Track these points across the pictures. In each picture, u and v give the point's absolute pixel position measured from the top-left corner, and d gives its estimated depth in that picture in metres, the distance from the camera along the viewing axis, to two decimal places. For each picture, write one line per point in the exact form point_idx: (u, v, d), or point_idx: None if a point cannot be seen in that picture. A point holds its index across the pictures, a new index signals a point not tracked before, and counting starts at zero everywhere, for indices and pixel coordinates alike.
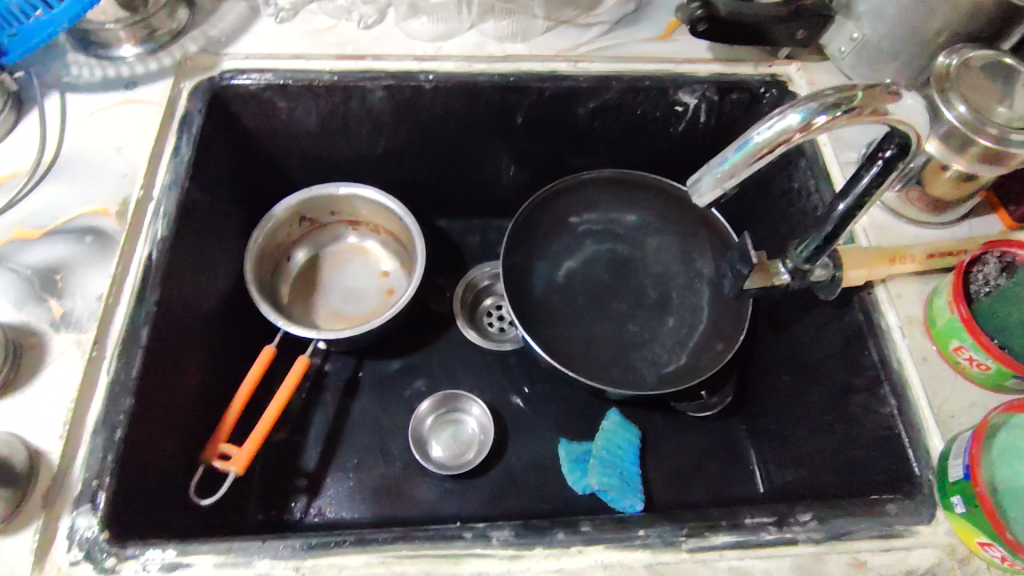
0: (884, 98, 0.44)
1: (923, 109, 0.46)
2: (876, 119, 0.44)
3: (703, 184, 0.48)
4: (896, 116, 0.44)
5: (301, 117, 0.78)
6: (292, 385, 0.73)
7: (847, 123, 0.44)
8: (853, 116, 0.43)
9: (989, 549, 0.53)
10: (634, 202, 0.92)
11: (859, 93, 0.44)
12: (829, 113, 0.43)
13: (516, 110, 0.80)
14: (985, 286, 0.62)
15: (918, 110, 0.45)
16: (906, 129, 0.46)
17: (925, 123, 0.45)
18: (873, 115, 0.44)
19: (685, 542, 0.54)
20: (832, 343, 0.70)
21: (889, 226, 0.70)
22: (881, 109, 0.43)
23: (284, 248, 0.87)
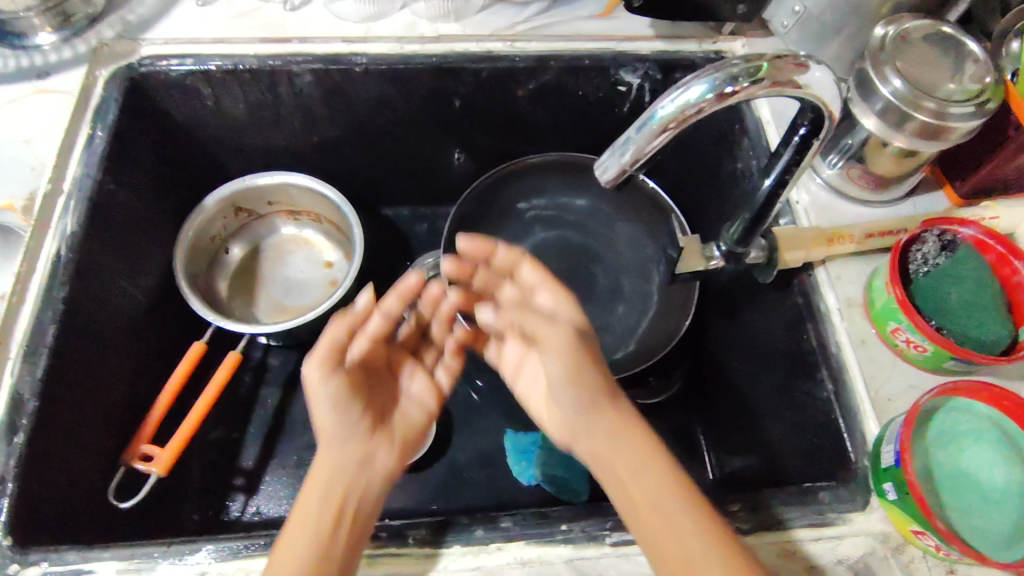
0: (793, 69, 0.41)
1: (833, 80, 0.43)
2: (784, 90, 0.42)
3: (610, 163, 0.45)
4: (804, 87, 0.42)
5: (228, 103, 0.76)
6: (221, 381, 0.71)
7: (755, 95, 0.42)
8: (759, 88, 0.41)
9: (922, 537, 0.51)
10: (582, 186, 0.89)
11: (766, 63, 0.41)
12: (734, 84, 0.40)
13: (452, 93, 0.78)
14: (924, 266, 0.60)
15: (827, 82, 0.43)
16: (818, 101, 0.43)
17: (835, 96, 0.43)
18: (780, 86, 0.42)
19: (608, 537, 0.52)
20: (773, 327, 0.68)
21: (831, 206, 0.68)
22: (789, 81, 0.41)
23: (220, 241, 0.85)
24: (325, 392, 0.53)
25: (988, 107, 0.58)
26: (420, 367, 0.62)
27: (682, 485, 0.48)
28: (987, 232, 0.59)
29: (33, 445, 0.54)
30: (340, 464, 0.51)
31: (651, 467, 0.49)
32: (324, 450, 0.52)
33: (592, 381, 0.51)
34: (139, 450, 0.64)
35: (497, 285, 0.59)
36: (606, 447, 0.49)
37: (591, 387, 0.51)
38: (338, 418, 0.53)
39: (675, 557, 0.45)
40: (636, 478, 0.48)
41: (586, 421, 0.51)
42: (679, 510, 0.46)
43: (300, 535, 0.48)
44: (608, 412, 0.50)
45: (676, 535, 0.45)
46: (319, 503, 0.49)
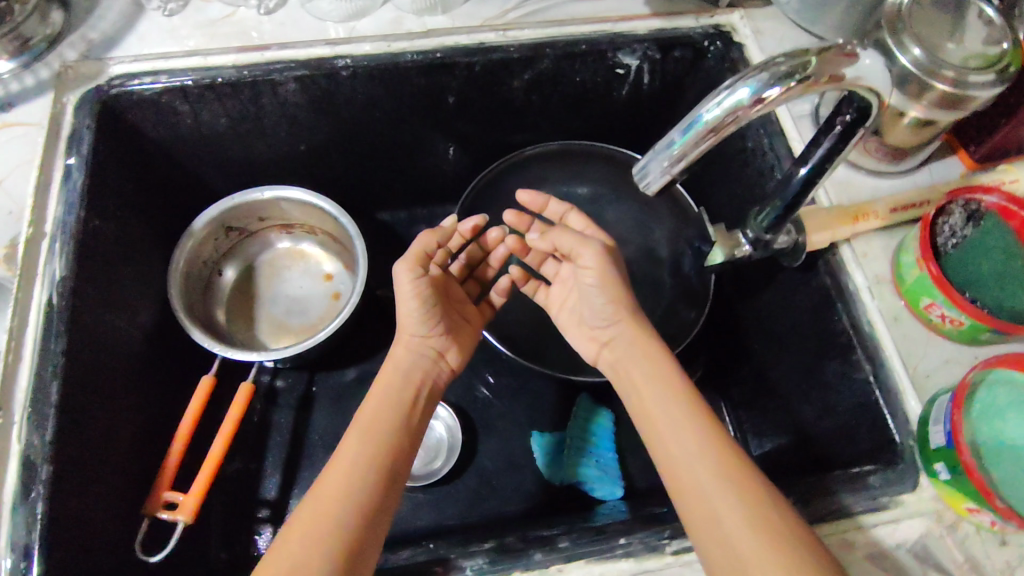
0: (843, 60, 0.39)
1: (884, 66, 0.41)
2: (834, 84, 0.39)
3: (652, 168, 0.43)
4: (855, 79, 0.39)
5: (209, 119, 0.71)
6: (236, 416, 0.67)
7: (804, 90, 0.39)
8: (808, 85, 0.38)
9: (977, 515, 0.51)
10: (583, 174, 0.87)
11: (815, 56, 0.38)
12: (781, 85, 0.37)
13: (446, 89, 0.74)
14: (952, 238, 0.59)
15: (878, 70, 0.40)
16: (868, 89, 0.41)
17: (886, 84, 0.41)
18: (830, 80, 0.39)
19: (668, 545, 0.51)
20: (799, 308, 0.68)
21: (849, 181, 0.67)
22: (840, 74, 0.38)
23: (212, 264, 0.80)
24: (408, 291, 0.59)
25: (1009, 72, 0.56)
26: (471, 306, 0.68)
27: (728, 445, 0.49)
28: (1013, 198, 0.56)
29: (54, 514, 0.51)
30: (385, 438, 0.53)
31: (698, 422, 0.50)
32: (373, 424, 0.54)
33: (640, 340, 0.58)
34: (161, 499, 0.61)
35: (554, 270, 0.68)
36: (655, 393, 0.54)
37: (639, 343, 0.58)
38: (390, 402, 0.56)
39: (695, 499, 0.47)
40: (684, 435, 0.50)
41: (643, 377, 0.56)
42: (714, 465, 0.47)
43: (333, 492, 0.48)
44: (660, 360, 0.56)
45: (704, 479, 0.47)
46: (353, 472, 0.50)
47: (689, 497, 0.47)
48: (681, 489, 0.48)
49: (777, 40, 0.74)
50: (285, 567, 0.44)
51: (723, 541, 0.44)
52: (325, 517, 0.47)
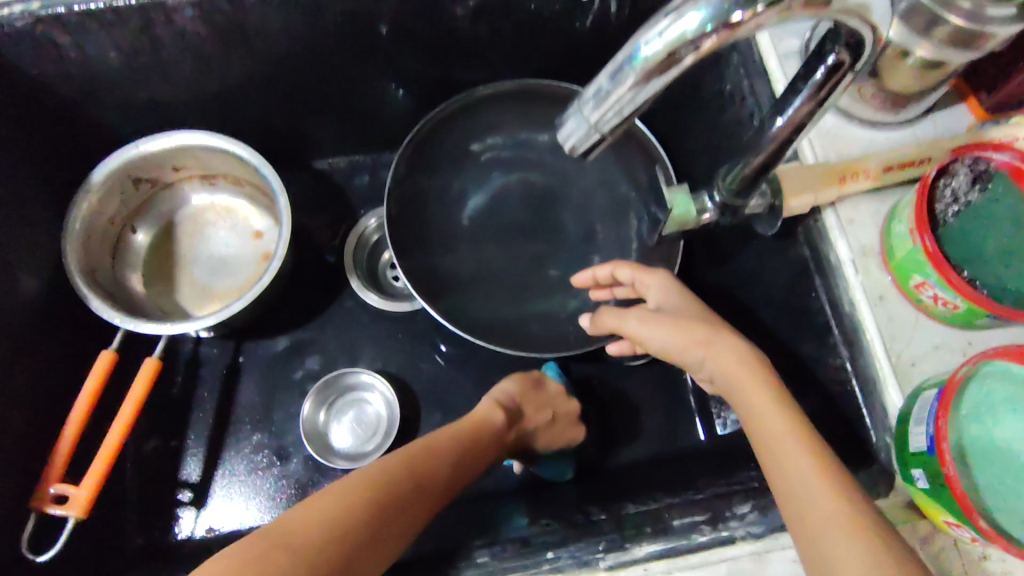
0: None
1: None
2: (812, 12, 0.29)
3: (577, 123, 0.33)
4: None
5: (96, 53, 0.61)
6: (139, 397, 0.60)
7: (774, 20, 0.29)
8: (780, 11, 0.28)
9: (956, 529, 0.44)
10: (542, 121, 0.78)
11: None
12: (744, 9, 0.28)
13: (376, 20, 0.63)
14: (953, 205, 0.50)
15: None
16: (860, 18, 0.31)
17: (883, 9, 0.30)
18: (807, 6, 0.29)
19: (602, 560, 0.45)
20: (776, 280, 0.60)
21: (839, 133, 0.57)
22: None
23: (123, 220, 0.72)
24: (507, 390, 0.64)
25: None
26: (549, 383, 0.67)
27: (849, 488, 0.39)
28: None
29: None
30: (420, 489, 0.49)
31: (812, 459, 0.40)
32: (421, 475, 0.50)
33: (729, 350, 0.47)
34: (50, 493, 0.55)
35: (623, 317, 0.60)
36: (765, 424, 0.43)
37: (735, 364, 0.46)
38: (432, 459, 0.52)
39: (818, 563, 0.38)
40: (800, 479, 0.40)
41: (745, 410, 0.45)
42: (839, 519, 0.37)
43: (387, 479, 0.47)
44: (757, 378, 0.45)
45: (830, 536, 0.37)
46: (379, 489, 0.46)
47: (812, 556, 0.38)
48: (809, 548, 0.38)
49: None
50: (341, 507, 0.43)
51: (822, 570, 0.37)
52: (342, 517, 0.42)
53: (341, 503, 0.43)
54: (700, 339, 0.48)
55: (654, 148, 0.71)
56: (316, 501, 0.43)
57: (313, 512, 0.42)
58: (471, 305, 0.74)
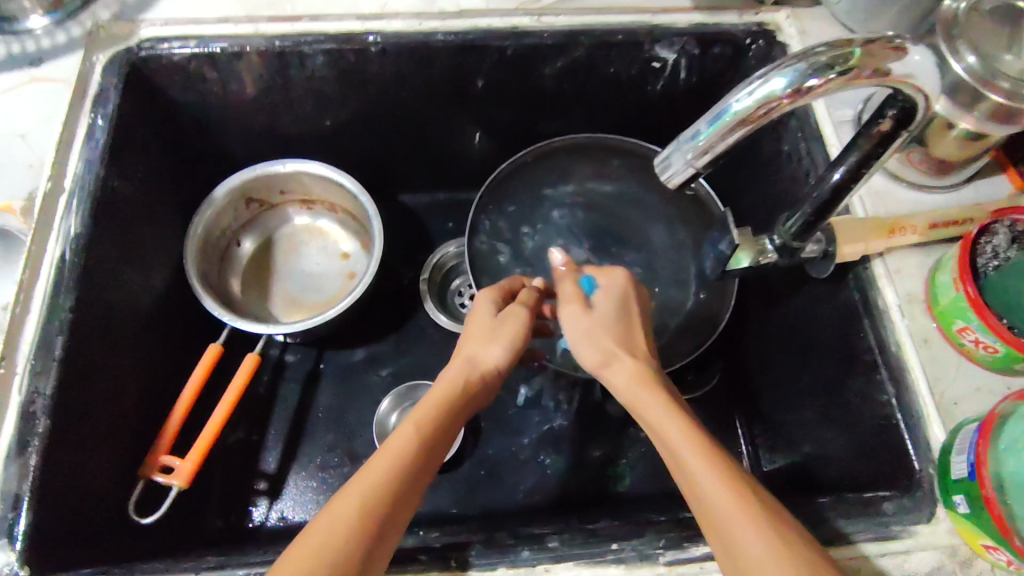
0: (888, 55, 0.36)
1: (935, 66, 0.38)
2: (872, 82, 0.37)
3: (674, 160, 0.41)
4: (898, 75, 0.37)
5: (235, 88, 0.71)
6: (241, 385, 0.67)
7: (844, 86, 0.37)
8: (847, 79, 0.36)
9: (993, 552, 0.48)
10: (609, 170, 0.84)
11: (859, 48, 0.36)
12: (820, 75, 0.35)
13: (474, 74, 0.73)
14: (993, 260, 0.55)
15: (927, 69, 0.37)
16: (913, 90, 0.39)
17: (937, 85, 0.38)
18: (869, 77, 0.37)
19: (662, 555, 0.48)
20: (826, 322, 0.64)
21: (889, 192, 0.63)
22: (883, 69, 0.36)
23: (231, 233, 0.80)
24: (509, 330, 0.57)
25: None
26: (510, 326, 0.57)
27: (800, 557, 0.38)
28: None
29: (47, 467, 0.51)
30: (438, 435, 0.48)
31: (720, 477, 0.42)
32: (435, 423, 0.48)
33: (631, 370, 0.49)
34: (158, 462, 0.61)
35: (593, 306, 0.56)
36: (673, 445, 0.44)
37: (636, 379, 0.49)
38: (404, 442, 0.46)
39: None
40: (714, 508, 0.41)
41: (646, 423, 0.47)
42: (747, 525, 0.40)
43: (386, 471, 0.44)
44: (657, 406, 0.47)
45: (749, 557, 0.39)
46: (406, 455, 0.45)
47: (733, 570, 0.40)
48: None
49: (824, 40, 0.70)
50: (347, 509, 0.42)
51: None
52: (373, 505, 0.43)
53: (365, 489, 0.43)
54: (606, 355, 0.51)
55: (716, 213, 0.78)
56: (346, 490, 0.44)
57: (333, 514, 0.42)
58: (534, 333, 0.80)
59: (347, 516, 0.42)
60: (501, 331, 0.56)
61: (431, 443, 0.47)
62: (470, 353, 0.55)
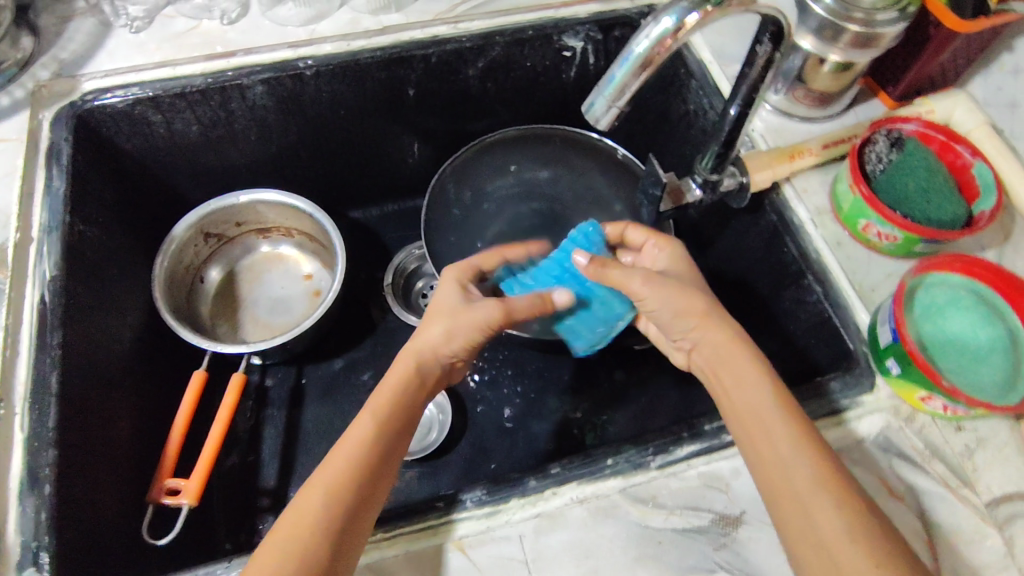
0: None
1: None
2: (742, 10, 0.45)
3: (598, 104, 0.48)
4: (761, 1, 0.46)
5: (181, 128, 0.74)
6: (232, 404, 0.70)
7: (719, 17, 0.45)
8: (722, 9, 0.44)
9: (930, 401, 0.56)
10: (542, 156, 0.91)
11: None
12: (698, 10, 0.44)
13: (405, 84, 0.79)
14: (879, 164, 0.65)
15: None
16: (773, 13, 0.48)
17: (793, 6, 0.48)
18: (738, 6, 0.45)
19: (653, 460, 0.54)
20: (756, 248, 0.73)
21: (785, 127, 0.73)
22: None
23: (194, 269, 0.83)
24: (476, 314, 0.57)
25: (910, 11, 0.62)
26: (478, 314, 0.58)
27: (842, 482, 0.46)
28: (927, 125, 0.65)
29: (60, 494, 0.52)
30: (392, 423, 0.53)
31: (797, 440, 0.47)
32: (388, 419, 0.53)
33: (721, 335, 0.54)
34: (165, 485, 0.63)
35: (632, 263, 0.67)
36: (762, 410, 0.49)
37: (724, 343, 0.54)
38: (361, 435, 0.51)
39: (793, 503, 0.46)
40: (789, 470, 0.46)
41: (734, 385, 0.52)
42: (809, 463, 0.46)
43: (342, 463, 0.49)
44: (753, 372, 0.51)
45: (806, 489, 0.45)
46: (365, 447, 0.50)
47: (784, 498, 0.46)
48: (806, 534, 0.44)
49: None
50: (312, 499, 0.47)
51: (817, 544, 0.44)
52: (334, 499, 0.47)
53: (327, 483, 0.48)
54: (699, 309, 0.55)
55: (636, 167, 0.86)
56: (312, 483, 0.49)
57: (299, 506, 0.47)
58: None
59: (312, 506, 0.47)
60: (465, 314, 0.57)
61: (388, 434, 0.52)
62: (423, 338, 0.57)
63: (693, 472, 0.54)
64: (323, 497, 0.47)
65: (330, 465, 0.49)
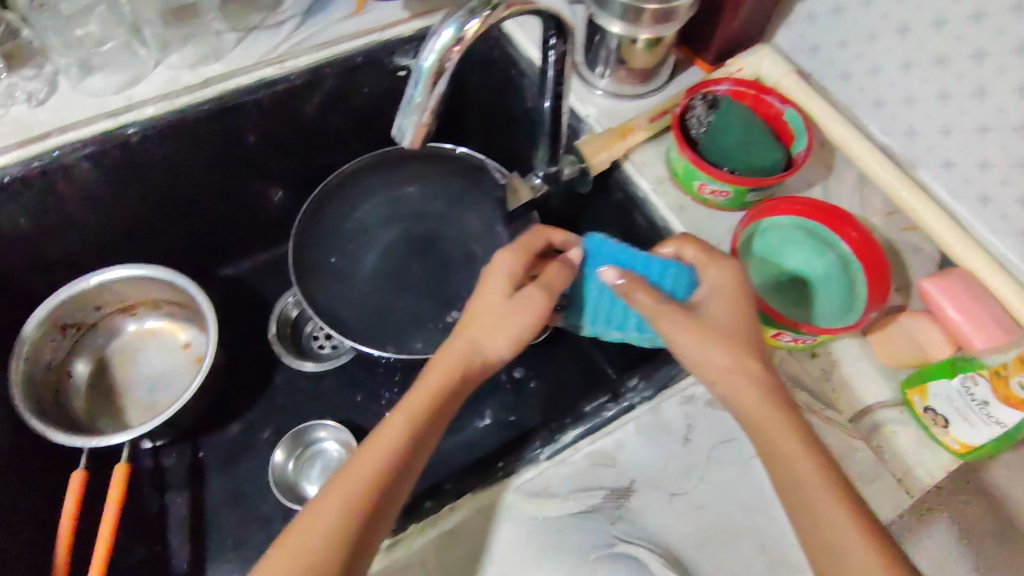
0: None
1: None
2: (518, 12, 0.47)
3: (405, 124, 0.49)
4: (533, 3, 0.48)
5: (7, 224, 0.70)
6: (118, 497, 0.67)
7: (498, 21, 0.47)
8: (497, 14, 0.46)
9: (782, 337, 0.59)
10: (402, 177, 0.91)
11: None
12: (475, 19, 0.45)
13: (243, 132, 0.77)
14: (702, 127, 0.68)
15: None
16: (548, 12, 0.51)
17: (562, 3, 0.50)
18: (513, 8, 0.47)
19: (542, 453, 0.56)
20: (613, 226, 0.76)
21: (617, 109, 0.76)
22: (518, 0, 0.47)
23: (58, 365, 0.78)
24: (517, 326, 0.55)
25: None
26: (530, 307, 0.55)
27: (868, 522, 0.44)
28: (737, 84, 0.70)
29: None
30: (417, 447, 0.51)
31: (831, 498, 0.45)
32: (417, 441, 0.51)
33: (743, 377, 0.50)
34: None
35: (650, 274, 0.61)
36: (802, 479, 0.46)
37: (738, 383, 0.50)
38: (378, 454, 0.49)
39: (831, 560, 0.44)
40: (841, 551, 0.44)
41: (769, 452, 0.48)
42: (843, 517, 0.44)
43: (366, 479, 0.48)
44: (787, 435, 0.48)
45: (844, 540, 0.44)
46: (382, 465, 0.49)
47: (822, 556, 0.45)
48: None
49: None
50: (331, 512, 0.47)
51: None
52: (350, 516, 0.47)
53: (343, 499, 0.47)
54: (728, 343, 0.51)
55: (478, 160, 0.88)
56: (326, 493, 0.48)
57: (313, 516, 0.47)
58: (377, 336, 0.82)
59: (325, 520, 0.46)
60: (515, 316, 0.55)
61: (408, 457, 0.50)
62: (478, 336, 0.55)
63: (581, 454, 0.56)
64: (339, 515, 0.47)
65: (348, 480, 0.48)
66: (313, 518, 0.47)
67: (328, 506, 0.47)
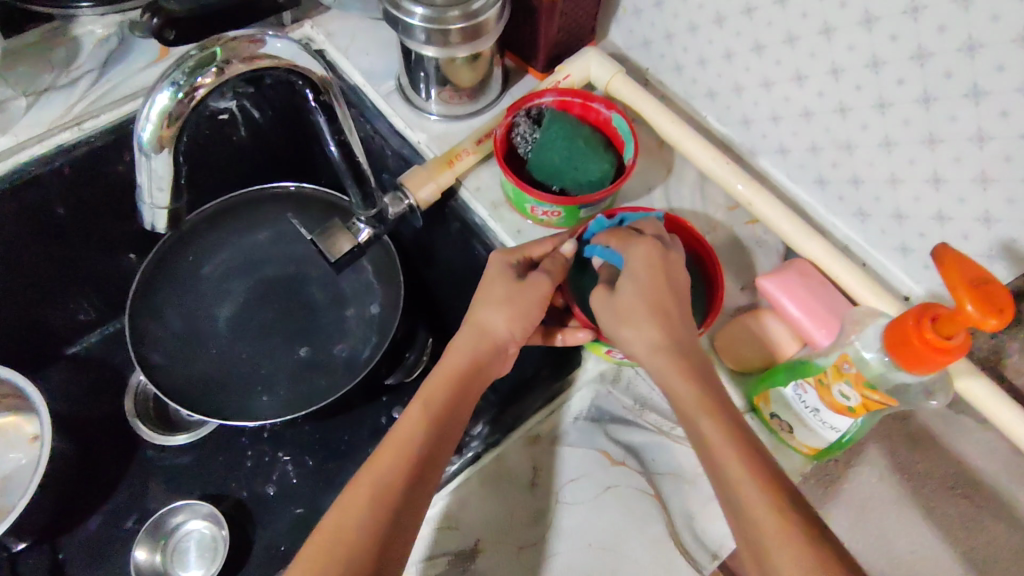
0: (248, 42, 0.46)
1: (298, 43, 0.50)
2: (245, 65, 0.46)
3: (151, 192, 0.48)
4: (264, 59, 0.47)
5: None
6: None
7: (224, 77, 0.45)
8: (219, 72, 0.44)
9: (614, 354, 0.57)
10: (257, 222, 0.84)
11: (219, 46, 0.45)
12: (190, 81, 0.43)
13: (49, 204, 0.71)
14: (528, 145, 0.66)
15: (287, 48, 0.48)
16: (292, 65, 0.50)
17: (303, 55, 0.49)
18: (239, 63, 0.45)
19: None
20: (460, 256, 0.73)
21: (448, 133, 0.72)
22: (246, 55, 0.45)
23: None
24: (529, 295, 0.53)
25: None
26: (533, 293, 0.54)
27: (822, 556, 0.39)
28: (561, 93, 0.66)
29: None
30: (439, 439, 0.49)
31: (778, 519, 0.41)
32: (435, 440, 0.49)
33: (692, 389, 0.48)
34: None
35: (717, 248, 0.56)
36: (738, 490, 0.43)
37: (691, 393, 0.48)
38: (400, 447, 0.48)
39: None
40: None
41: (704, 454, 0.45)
42: (790, 543, 0.40)
43: (389, 470, 0.47)
44: (727, 447, 0.44)
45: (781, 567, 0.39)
46: (411, 451, 0.48)
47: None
48: None
49: (349, 34, 0.78)
50: (365, 493, 0.46)
51: None
52: (385, 490, 0.46)
53: (376, 478, 0.46)
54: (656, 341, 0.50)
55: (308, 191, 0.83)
56: (357, 478, 0.47)
57: (343, 505, 0.46)
58: (230, 401, 0.77)
59: (353, 510, 0.45)
60: (520, 295, 0.54)
61: (431, 451, 0.49)
62: (483, 317, 0.54)
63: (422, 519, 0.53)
64: (372, 491, 0.46)
65: (374, 469, 0.47)
66: (342, 508, 0.45)
67: (357, 492, 0.46)
